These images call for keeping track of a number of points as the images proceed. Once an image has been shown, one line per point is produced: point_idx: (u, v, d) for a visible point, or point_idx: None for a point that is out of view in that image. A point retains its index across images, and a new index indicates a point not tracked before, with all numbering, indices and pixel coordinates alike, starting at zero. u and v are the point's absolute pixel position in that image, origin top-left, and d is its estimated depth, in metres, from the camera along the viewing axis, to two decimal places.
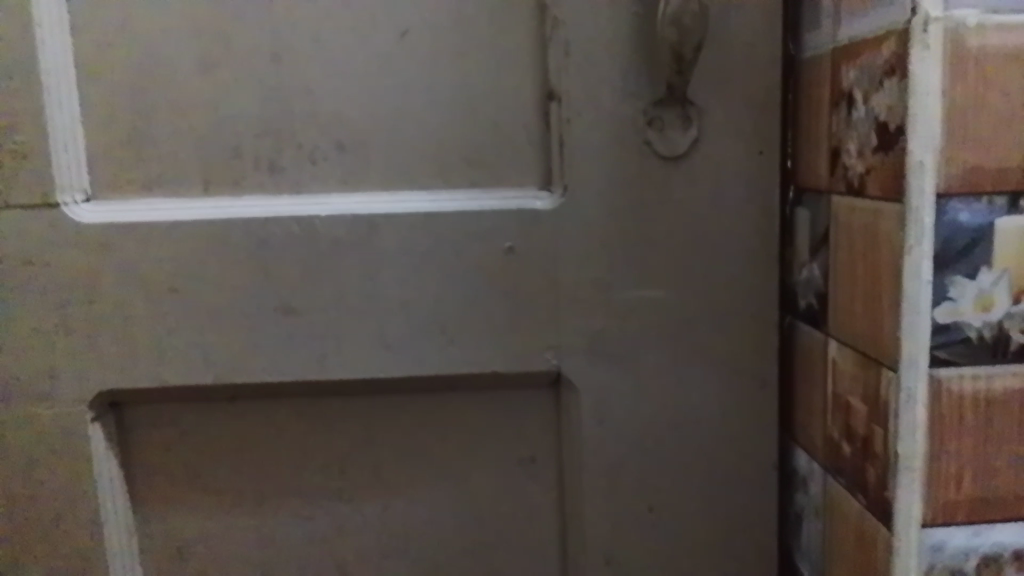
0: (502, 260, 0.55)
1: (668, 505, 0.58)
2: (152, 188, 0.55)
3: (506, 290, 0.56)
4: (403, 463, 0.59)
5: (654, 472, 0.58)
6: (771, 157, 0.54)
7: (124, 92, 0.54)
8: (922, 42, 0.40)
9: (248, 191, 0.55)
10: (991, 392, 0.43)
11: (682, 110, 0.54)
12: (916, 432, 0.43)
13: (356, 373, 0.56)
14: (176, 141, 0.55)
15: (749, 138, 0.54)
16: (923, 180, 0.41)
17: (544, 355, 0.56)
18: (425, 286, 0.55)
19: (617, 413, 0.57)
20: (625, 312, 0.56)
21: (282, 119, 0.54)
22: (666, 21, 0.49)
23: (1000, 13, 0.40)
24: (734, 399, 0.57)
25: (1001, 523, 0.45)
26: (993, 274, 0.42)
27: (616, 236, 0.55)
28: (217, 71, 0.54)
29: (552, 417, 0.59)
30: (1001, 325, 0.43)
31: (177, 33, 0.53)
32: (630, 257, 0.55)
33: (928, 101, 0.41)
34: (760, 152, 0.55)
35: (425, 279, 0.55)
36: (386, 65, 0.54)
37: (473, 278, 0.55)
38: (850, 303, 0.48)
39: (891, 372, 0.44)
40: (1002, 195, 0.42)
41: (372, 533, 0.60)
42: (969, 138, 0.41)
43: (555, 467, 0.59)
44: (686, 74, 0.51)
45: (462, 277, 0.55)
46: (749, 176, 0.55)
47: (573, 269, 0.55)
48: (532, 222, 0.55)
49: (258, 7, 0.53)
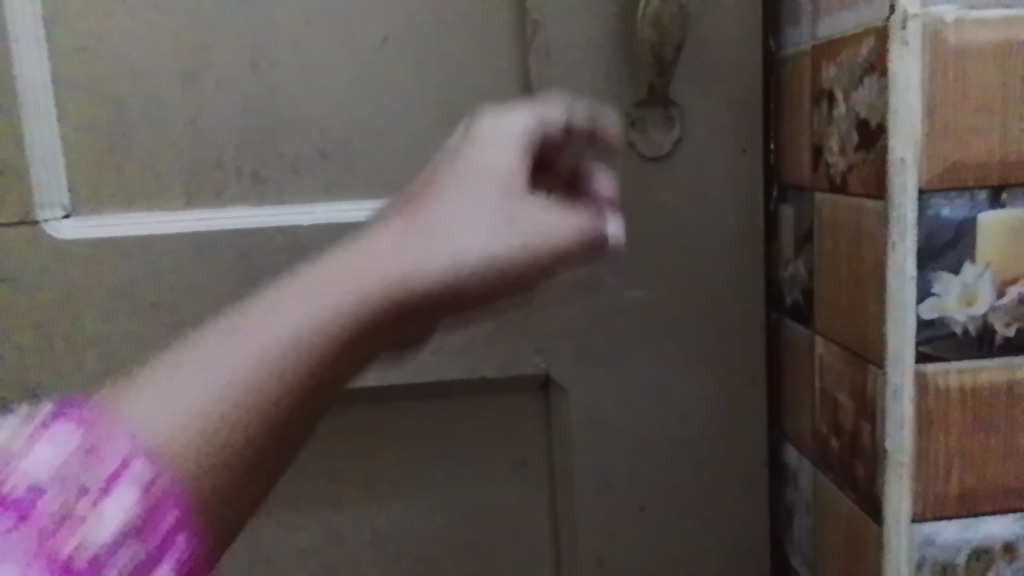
0: None
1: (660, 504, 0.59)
2: (132, 201, 0.55)
3: None
4: (394, 470, 0.59)
5: (647, 472, 0.58)
6: (753, 155, 0.55)
7: (103, 103, 0.53)
8: (901, 39, 0.40)
9: (231, 202, 0.55)
10: (977, 385, 0.43)
11: (665, 110, 0.54)
12: (904, 427, 0.43)
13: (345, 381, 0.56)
14: (157, 152, 0.54)
15: (732, 137, 0.54)
16: (905, 177, 0.41)
17: (534, 356, 0.56)
18: None
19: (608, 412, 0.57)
20: (613, 313, 0.56)
21: (263, 128, 0.54)
22: (648, 21, 0.50)
23: (976, 9, 0.41)
24: (723, 397, 0.57)
25: (991, 515, 0.45)
26: (977, 268, 0.43)
27: None
28: (197, 81, 0.53)
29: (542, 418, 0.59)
30: (986, 318, 0.43)
31: (156, 43, 0.53)
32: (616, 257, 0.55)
33: (909, 97, 0.41)
34: (743, 151, 0.55)
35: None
36: (367, 72, 0.54)
37: None
38: (835, 300, 0.48)
39: (878, 369, 0.44)
40: (983, 190, 0.42)
41: (365, 540, 0.60)
42: (950, 134, 0.41)
43: (547, 469, 0.59)
44: (668, 74, 0.52)
45: None
46: (732, 175, 0.55)
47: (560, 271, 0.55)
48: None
49: (236, 15, 0.53)
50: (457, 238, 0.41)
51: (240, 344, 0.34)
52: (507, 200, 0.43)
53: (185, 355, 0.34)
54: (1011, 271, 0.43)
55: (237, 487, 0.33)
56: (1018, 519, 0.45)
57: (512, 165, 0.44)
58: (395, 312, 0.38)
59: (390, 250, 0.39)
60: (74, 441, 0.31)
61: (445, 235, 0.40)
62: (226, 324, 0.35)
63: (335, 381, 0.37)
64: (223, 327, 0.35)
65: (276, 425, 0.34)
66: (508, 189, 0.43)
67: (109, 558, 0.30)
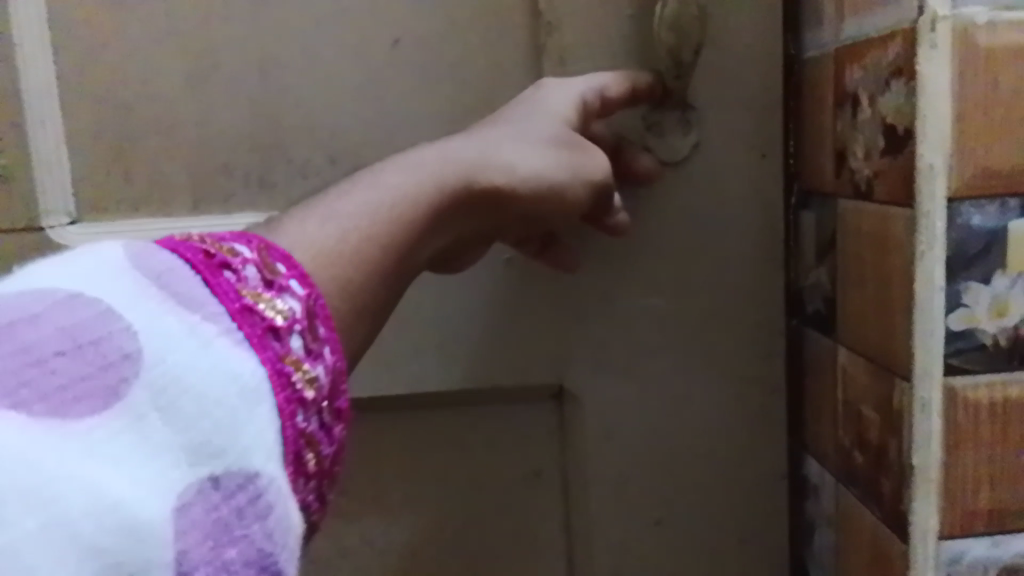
0: (501, 272, 0.54)
1: (675, 515, 0.57)
2: (139, 206, 0.54)
3: (506, 303, 0.54)
4: (404, 482, 0.57)
5: (662, 483, 0.57)
6: (773, 160, 0.53)
7: (110, 108, 0.53)
8: (930, 42, 0.39)
9: (238, 208, 0.54)
10: (1008, 398, 0.42)
11: (682, 114, 0.53)
12: (932, 442, 0.42)
13: (354, 391, 0.55)
14: (164, 157, 0.53)
15: (750, 141, 0.53)
16: (934, 184, 0.40)
17: (548, 365, 0.55)
18: (424, 301, 0.54)
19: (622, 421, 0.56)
20: (629, 322, 0.55)
21: (272, 133, 0.53)
22: (665, 23, 0.49)
23: (1010, 10, 0.39)
24: (741, 407, 0.56)
25: (1022, 532, 0.43)
26: (1008, 278, 0.41)
27: (618, 244, 0.54)
28: (204, 85, 0.52)
29: (555, 428, 0.58)
30: (1017, 329, 0.42)
31: (162, 46, 0.52)
32: (632, 264, 0.54)
33: (937, 102, 0.39)
34: (762, 155, 0.53)
35: (423, 292, 0.54)
36: (377, 75, 0.53)
37: (473, 293, 0.54)
38: (860, 311, 0.46)
39: (905, 382, 0.42)
40: (1015, 197, 0.40)
41: (376, 553, 0.58)
42: (981, 139, 0.40)
43: (560, 480, 0.58)
44: (686, 77, 0.51)
45: (460, 292, 0.54)
46: (751, 180, 0.53)
47: (575, 279, 0.54)
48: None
49: (244, 18, 0.52)
50: (508, 155, 0.46)
51: (383, 179, 0.42)
52: (547, 132, 0.47)
53: (342, 186, 0.42)
54: None
55: (367, 276, 0.39)
56: None
57: (572, 103, 0.48)
58: (451, 198, 0.44)
59: (457, 152, 0.45)
60: (257, 249, 0.33)
61: (503, 148, 0.46)
62: (377, 163, 0.44)
63: (411, 256, 0.42)
64: (368, 168, 0.44)
65: (354, 292, 0.38)
66: (569, 125, 0.48)
67: (286, 383, 0.30)
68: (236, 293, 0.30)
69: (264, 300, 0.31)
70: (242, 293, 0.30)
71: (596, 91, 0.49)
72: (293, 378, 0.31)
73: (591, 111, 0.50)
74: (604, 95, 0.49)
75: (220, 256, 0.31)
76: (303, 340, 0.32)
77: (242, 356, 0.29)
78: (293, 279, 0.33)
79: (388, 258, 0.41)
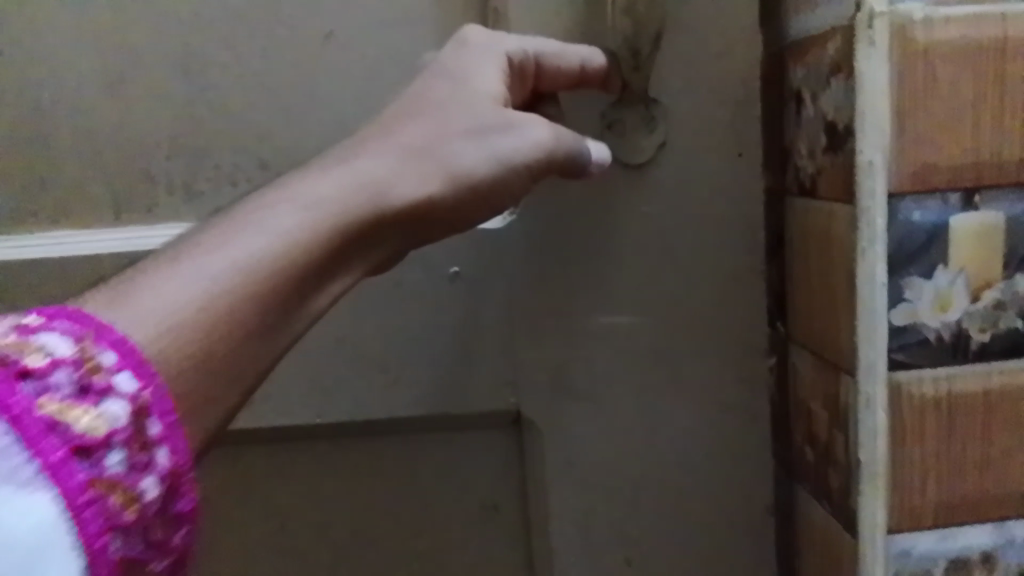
0: (455, 292, 0.53)
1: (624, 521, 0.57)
2: (58, 217, 0.53)
3: (461, 325, 0.54)
4: (364, 493, 0.58)
5: (623, 494, 0.56)
6: (749, 158, 0.52)
7: (21, 116, 0.52)
8: (868, 39, 0.39)
9: (163, 218, 0.54)
10: (953, 392, 0.42)
11: (647, 110, 0.51)
12: (878, 438, 0.42)
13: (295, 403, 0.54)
14: (81, 165, 0.53)
15: (719, 138, 0.52)
16: (875, 181, 0.40)
17: (501, 377, 0.55)
18: (372, 321, 0.54)
19: (577, 432, 0.55)
20: (588, 337, 0.54)
21: (191, 136, 0.53)
22: (619, 12, 0.48)
23: (948, 5, 0.39)
24: (702, 419, 0.55)
25: (969, 525, 0.44)
26: (950, 272, 0.41)
27: (576, 267, 0.53)
28: (120, 90, 0.52)
29: (513, 434, 0.57)
30: (960, 323, 0.42)
31: (74, 52, 0.52)
32: (591, 283, 0.53)
33: (876, 99, 0.39)
34: (737, 154, 0.52)
35: (368, 303, 0.53)
36: (303, 77, 0.52)
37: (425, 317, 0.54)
38: (809, 306, 0.46)
39: (851, 378, 0.42)
40: (956, 192, 0.41)
41: (334, 559, 0.58)
42: (921, 135, 0.40)
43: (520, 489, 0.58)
44: (643, 71, 0.50)
45: (412, 317, 0.54)
46: (719, 181, 0.52)
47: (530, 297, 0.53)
48: (479, 244, 0.53)
49: (156, 21, 0.51)
50: (426, 169, 0.37)
51: (269, 216, 0.32)
52: (471, 138, 0.39)
53: (211, 227, 0.32)
54: (986, 274, 0.42)
55: (240, 348, 0.30)
56: (996, 528, 0.44)
57: (501, 90, 0.41)
58: (362, 233, 0.35)
59: (362, 175, 0.35)
60: (74, 342, 0.26)
61: (418, 162, 0.37)
62: (260, 194, 0.34)
63: (311, 301, 0.33)
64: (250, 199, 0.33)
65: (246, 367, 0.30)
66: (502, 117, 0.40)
67: (94, 527, 0.24)
68: (26, 414, 0.24)
69: (73, 415, 0.24)
70: (37, 413, 0.24)
71: (533, 57, 0.43)
72: (113, 509, 0.24)
73: (525, 75, 0.44)
74: (541, 65, 0.43)
75: (19, 360, 0.24)
76: (127, 456, 0.25)
77: (32, 505, 0.23)
78: (125, 372, 0.26)
79: (275, 313, 0.31)
